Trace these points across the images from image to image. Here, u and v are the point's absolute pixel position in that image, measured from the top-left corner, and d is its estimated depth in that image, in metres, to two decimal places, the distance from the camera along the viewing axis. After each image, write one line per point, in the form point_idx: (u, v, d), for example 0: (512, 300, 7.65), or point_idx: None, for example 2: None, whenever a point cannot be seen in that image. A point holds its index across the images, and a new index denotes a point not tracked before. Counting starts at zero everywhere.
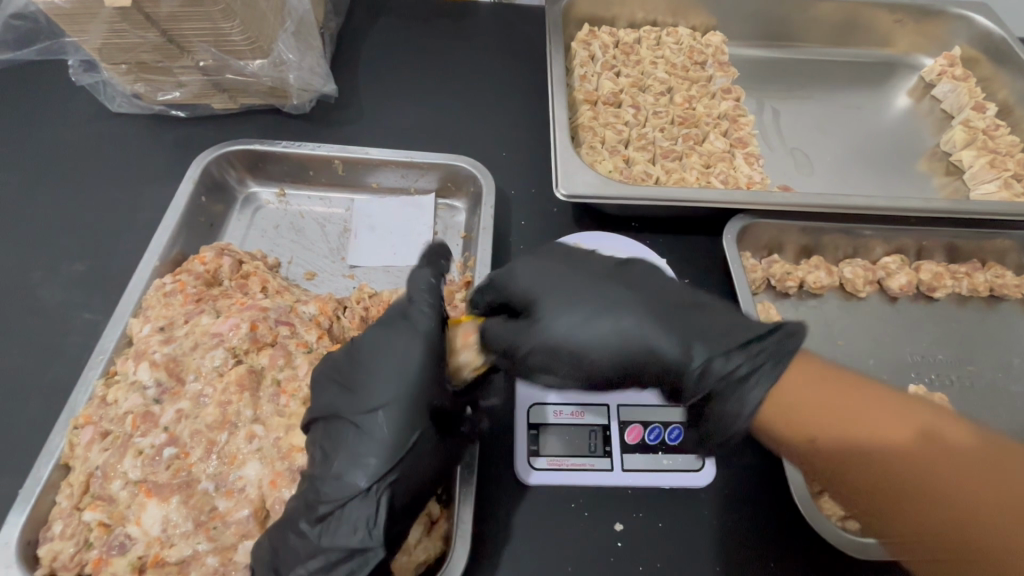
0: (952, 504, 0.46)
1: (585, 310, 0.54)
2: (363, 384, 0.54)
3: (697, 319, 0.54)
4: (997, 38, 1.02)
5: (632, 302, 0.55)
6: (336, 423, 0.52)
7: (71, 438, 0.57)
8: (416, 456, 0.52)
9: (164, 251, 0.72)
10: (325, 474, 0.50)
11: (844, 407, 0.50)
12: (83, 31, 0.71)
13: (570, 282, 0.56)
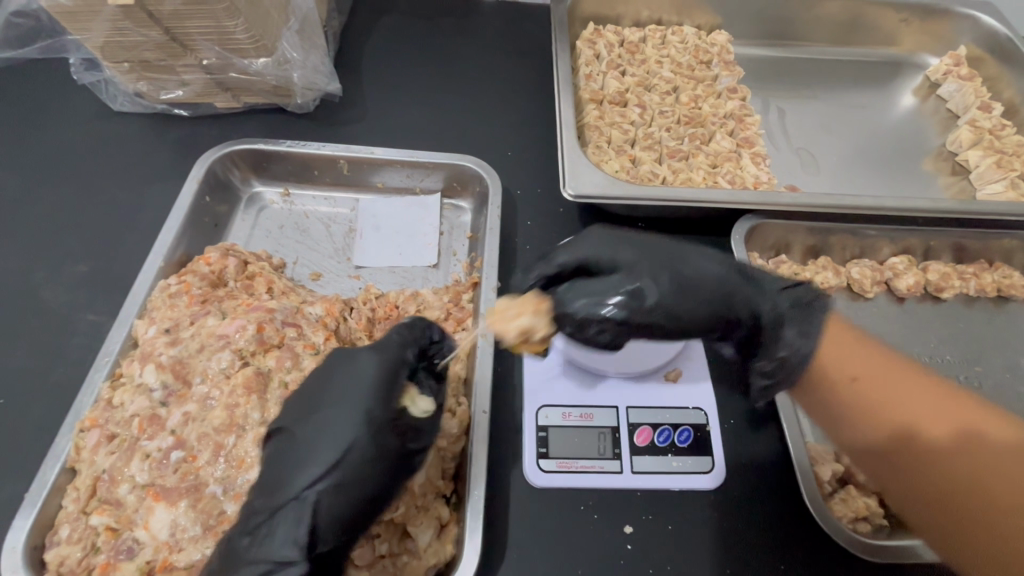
0: (986, 488, 0.46)
1: (665, 259, 0.57)
2: (318, 397, 0.52)
3: (754, 272, 0.61)
4: (1003, 37, 1.02)
5: (705, 256, 0.59)
6: (292, 418, 0.52)
7: (77, 441, 0.56)
8: (347, 469, 0.48)
9: (169, 252, 0.71)
10: (274, 466, 0.50)
11: (884, 392, 0.51)
12: (86, 29, 0.71)
13: (645, 242, 0.59)
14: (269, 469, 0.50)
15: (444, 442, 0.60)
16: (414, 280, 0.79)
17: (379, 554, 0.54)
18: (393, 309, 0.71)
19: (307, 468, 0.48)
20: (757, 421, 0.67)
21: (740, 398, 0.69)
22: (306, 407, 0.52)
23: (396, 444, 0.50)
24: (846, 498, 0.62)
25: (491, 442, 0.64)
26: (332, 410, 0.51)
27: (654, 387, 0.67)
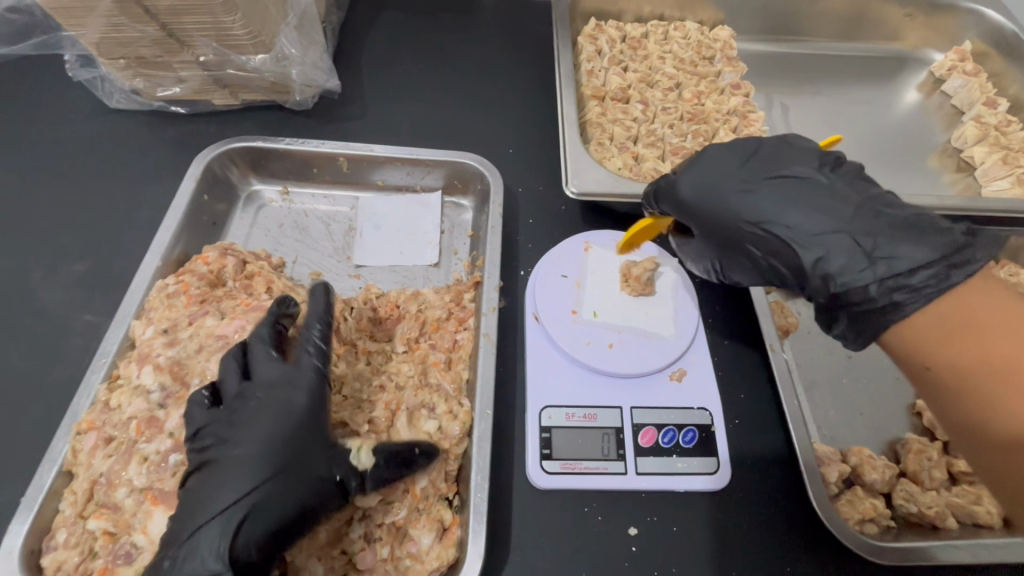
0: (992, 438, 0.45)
1: (774, 194, 0.58)
2: (238, 417, 0.51)
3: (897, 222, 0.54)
4: (1009, 32, 1.01)
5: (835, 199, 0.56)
6: (212, 428, 0.51)
7: (73, 444, 0.55)
8: (271, 481, 0.48)
9: (166, 251, 0.70)
10: (193, 479, 0.49)
11: (956, 340, 0.47)
12: (81, 25, 0.69)
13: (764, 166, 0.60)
14: (190, 479, 0.49)
15: (445, 444, 0.58)
16: (415, 279, 0.78)
17: (381, 557, 0.53)
18: (394, 308, 0.70)
19: (227, 489, 0.47)
20: (762, 421, 0.67)
21: (745, 398, 0.68)
22: (223, 421, 0.51)
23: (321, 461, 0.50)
24: (852, 499, 0.61)
25: (494, 443, 0.63)
26: (251, 433, 0.50)
27: (658, 387, 0.66)
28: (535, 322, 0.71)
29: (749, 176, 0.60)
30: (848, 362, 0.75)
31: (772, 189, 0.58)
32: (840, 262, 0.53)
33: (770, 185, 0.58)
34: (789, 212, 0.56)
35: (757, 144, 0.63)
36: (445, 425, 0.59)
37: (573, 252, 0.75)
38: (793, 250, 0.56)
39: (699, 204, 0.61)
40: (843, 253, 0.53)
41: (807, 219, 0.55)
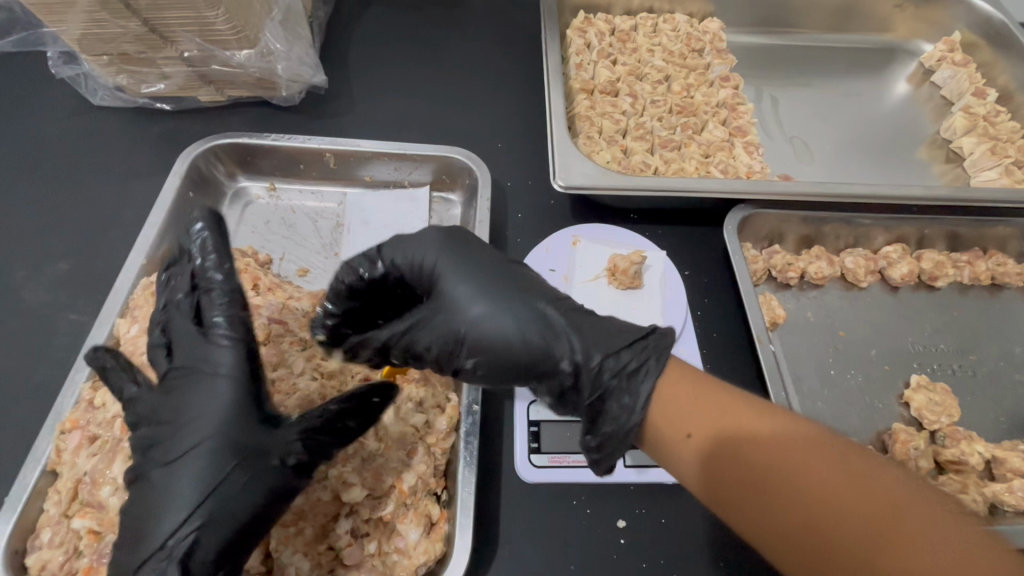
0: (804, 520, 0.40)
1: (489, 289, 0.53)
2: (184, 413, 0.47)
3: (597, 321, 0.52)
4: (998, 23, 1.01)
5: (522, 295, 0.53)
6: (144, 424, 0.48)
7: (57, 444, 0.55)
8: (228, 482, 0.44)
9: (151, 249, 0.69)
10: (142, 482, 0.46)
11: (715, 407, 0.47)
12: (62, 21, 0.69)
13: (478, 257, 0.55)
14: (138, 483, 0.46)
15: (432, 438, 0.59)
16: None
17: (369, 552, 0.54)
18: None
19: (181, 504, 0.44)
20: None
21: None
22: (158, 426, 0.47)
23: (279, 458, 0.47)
24: None
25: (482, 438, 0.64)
26: (197, 439, 0.45)
27: None
28: None
29: (472, 274, 0.54)
30: (835, 353, 0.75)
31: (494, 292, 0.53)
32: (566, 343, 0.51)
33: (508, 278, 0.54)
34: (497, 317, 0.52)
35: (460, 237, 0.57)
36: (432, 420, 0.60)
37: (562, 246, 0.75)
38: (515, 342, 0.51)
39: (449, 285, 0.53)
40: (588, 345, 0.50)
41: (527, 311, 0.52)
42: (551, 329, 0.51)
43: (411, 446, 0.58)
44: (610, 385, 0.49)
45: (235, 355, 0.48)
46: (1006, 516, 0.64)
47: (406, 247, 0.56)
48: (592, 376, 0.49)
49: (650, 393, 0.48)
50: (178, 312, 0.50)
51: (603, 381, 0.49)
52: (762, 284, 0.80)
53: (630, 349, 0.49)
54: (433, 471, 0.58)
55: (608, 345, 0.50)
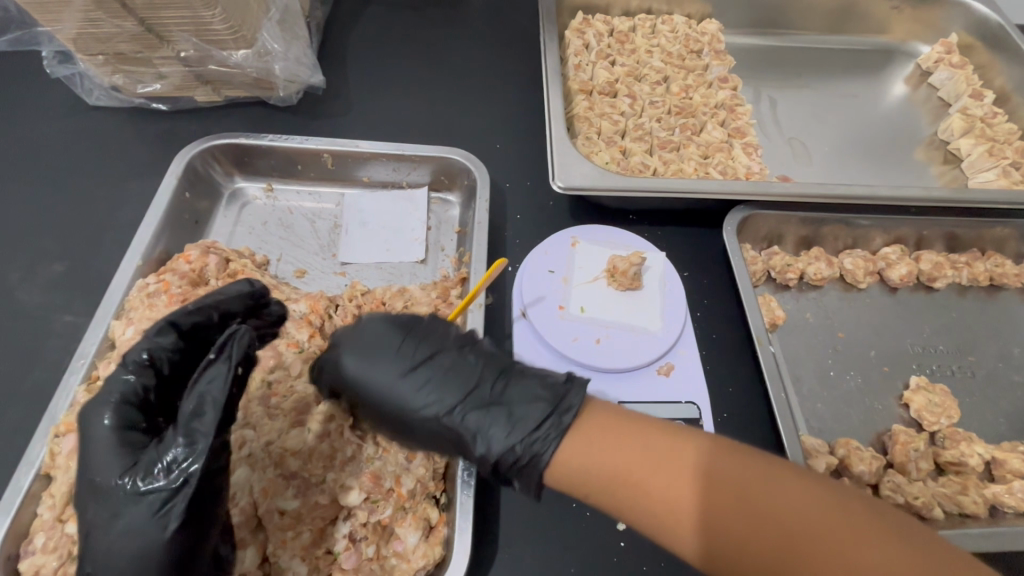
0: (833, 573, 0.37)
1: (410, 378, 0.52)
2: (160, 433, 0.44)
3: (509, 392, 0.51)
4: (994, 25, 1.01)
5: (430, 376, 0.52)
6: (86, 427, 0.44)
7: (52, 447, 0.54)
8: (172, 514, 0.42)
9: (146, 251, 0.69)
10: (88, 483, 0.43)
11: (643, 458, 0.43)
12: (57, 20, 0.68)
13: (384, 355, 0.53)
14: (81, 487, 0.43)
15: None
16: (402, 276, 0.77)
17: (367, 557, 0.53)
18: (380, 305, 0.69)
19: (141, 530, 0.41)
20: (752, 415, 0.66)
21: (733, 391, 0.68)
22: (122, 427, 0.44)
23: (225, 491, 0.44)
24: None
25: None
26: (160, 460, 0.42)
27: (647, 382, 0.66)
28: (522, 318, 0.70)
29: (393, 359, 0.53)
30: (835, 354, 0.75)
31: (421, 381, 0.52)
32: (490, 425, 0.49)
33: (445, 365, 0.53)
34: (427, 399, 0.51)
35: (376, 325, 0.55)
36: None
37: (561, 247, 0.75)
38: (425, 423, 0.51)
39: (366, 395, 0.53)
40: (501, 429, 0.48)
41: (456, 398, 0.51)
42: (463, 408, 0.50)
43: (411, 450, 0.57)
44: (520, 466, 0.47)
45: (225, 380, 0.45)
46: (1006, 517, 0.63)
47: (351, 338, 0.54)
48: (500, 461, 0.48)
49: (549, 461, 0.46)
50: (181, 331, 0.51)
51: (511, 463, 0.48)
52: (762, 285, 0.80)
53: (550, 420, 0.48)
54: (432, 474, 0.57)
55: (517, 425, 0.48)
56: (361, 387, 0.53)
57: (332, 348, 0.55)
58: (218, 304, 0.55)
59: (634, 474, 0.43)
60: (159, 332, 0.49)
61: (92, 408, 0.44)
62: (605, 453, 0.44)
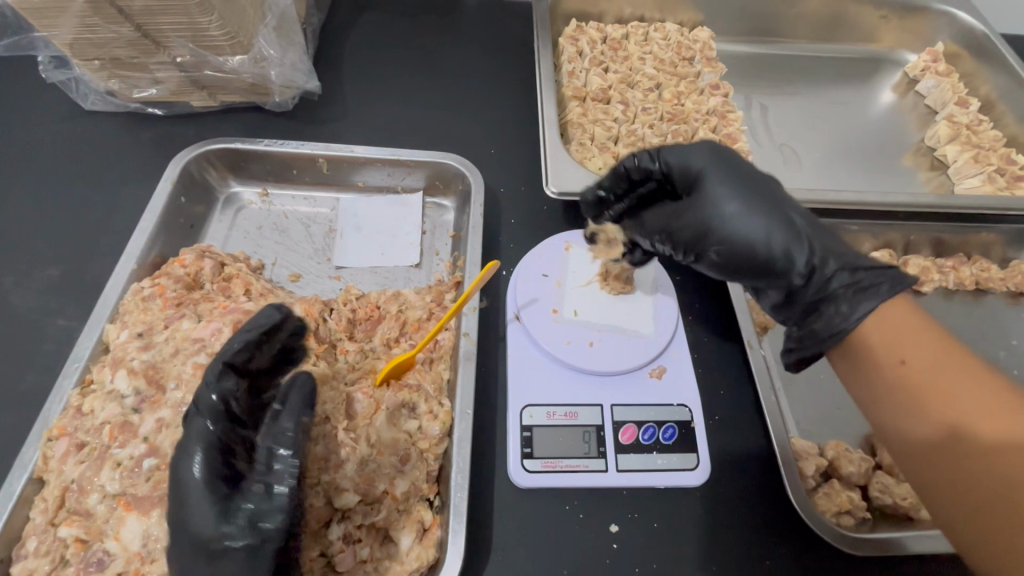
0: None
1: (754, 204, 0.56)
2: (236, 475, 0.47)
3: (770, 193, 0.58)
4: (979, 34, 1.03)
5: (751, 199, 0.57)
6: (180, 485, 0.45)
7: (44, 451, 0.54)
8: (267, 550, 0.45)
9: (141, 255, 0.69)
10: (184, 543, 0.44)
11: (926, 391, 0.49)
12: (53, 25, 0.68)
13: (739, 174, 0.59)
14: (179, 546, 0.44)
15: (425, 444, 0.59)
16: (397, 280, 0.77)
17: (361, 559, 0.53)
18: (374, 309, 0.70)
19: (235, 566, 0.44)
20: (742, 418, 0.67)
21: (724, 394, 0.69)
22: (220, 481, 0.46)
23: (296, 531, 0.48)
24: (829, 492, 0.62)
25: (475, 443, 0.63)
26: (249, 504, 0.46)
27: (639, 385, 0.67)
28: (516, 321, 0.71)
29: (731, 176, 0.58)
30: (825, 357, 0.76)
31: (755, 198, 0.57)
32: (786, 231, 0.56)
33: (763, 193, 0.58)
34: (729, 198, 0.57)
35: (718, 148, 0.61)
36: (425, 426, 0.59)
37: (555, 251, 0.75)
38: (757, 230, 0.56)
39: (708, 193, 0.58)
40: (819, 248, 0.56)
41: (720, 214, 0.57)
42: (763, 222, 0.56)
43: (405, 452, 0.57)
44: (841, 292, 0.55)
45: (296, 426, 0.51)
46: None
47: (684, 153, 0.61)
48: (822, 284, 0.56)
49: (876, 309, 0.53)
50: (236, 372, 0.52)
51: (833, 289, 0.55)
52: None
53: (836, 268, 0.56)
54: (426, 476, 0.58)
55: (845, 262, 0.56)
56: (704, 195, 0.58)
57: (684, 147, 0.61)
58: (254, 345, 0.53)
59: (896, 385, 0.51)
60: (221, 376, 0.50)
61: (184, 470, 0.45)
62: (894, 353, 0.51)
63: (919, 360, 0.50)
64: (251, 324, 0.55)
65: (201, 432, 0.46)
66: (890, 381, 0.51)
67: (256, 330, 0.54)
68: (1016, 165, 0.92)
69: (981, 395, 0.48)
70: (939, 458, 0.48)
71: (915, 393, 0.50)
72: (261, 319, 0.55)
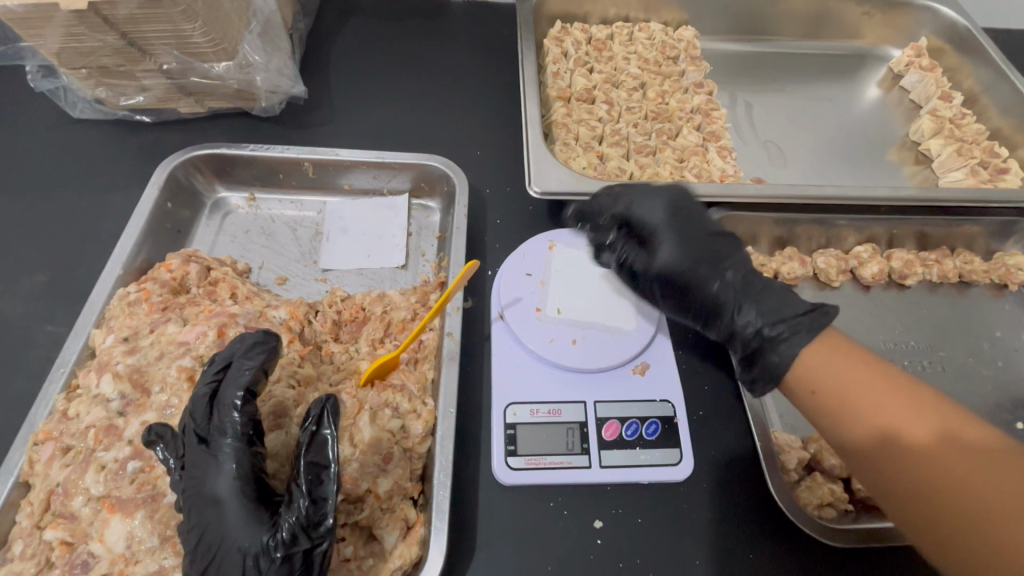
0: (980, 492, 0.45)
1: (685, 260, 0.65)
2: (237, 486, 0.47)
3: (710, 248, 0.66)
4: (961, 28, 1.04)
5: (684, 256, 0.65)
6: (209, 501, 0.46)
7: (30, 455, 0.55)
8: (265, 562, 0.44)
9: (128, 259, 0.70)
10: (221, 559, 0.45)
11: (863, 411, 0.51)
12: (40, 35, 0.69)
13: (677, 234, 0.66)
14: (213, 564, 0.45)
15: (408, 442, 0.59)
16: (383, 281, 0.78)
17: (344, 557, 0.53)
18: (360, 311, 0.71)
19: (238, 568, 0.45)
20: (725, 413, 0.68)
21: (708, 389, 0.69)
22: (253, 499, 0.47)
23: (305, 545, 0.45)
24: (811, 485, 0.62)
25: (460, 442, 0.64)
26: (247, 514, 0.46)
27: (622, 381, 0.67)
28: (500, 321, 0.71)
29: (686, 233, 0.66)
30: None
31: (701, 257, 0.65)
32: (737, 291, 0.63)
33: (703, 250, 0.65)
34: (672, 257, 0.66)
35: (670, 205, 0.68)
36: (408, 424, 0.60)
37: (538, 251, 0.76)
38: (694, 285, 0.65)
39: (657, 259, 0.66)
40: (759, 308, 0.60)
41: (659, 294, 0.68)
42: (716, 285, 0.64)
43: (388, 452, 0.58)
44: (773, 342, 0.58)
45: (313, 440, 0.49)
46: None
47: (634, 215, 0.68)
48: (756, 335, 0.59)
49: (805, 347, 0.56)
50: (237, 386, 0.50)
51: (766, 338, 0.58)
52: None
53: (790, 314, 0.58)
54: (409, 475, 0.58)
55: (778, 310, 0.59)
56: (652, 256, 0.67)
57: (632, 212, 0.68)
58: (265, 367, 0.51)
59: (839, 408, 0.53)
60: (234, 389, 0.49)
61: (209, 487, 0.47)
62: (833, 371, 0.54)
63: (861, 385, 0.52)
64: (254, 348, 0.52)
65: (222, 455, 0.48)
66: (838, 412, 0.53)
67: (257, 351, 0.51)
68: (999, 158, 0.92)
69: (907, 411, 0.50)
70: (899, 473, 0.49)
71: (852, 415, 0.52)
72: (264, 342, 0.52)
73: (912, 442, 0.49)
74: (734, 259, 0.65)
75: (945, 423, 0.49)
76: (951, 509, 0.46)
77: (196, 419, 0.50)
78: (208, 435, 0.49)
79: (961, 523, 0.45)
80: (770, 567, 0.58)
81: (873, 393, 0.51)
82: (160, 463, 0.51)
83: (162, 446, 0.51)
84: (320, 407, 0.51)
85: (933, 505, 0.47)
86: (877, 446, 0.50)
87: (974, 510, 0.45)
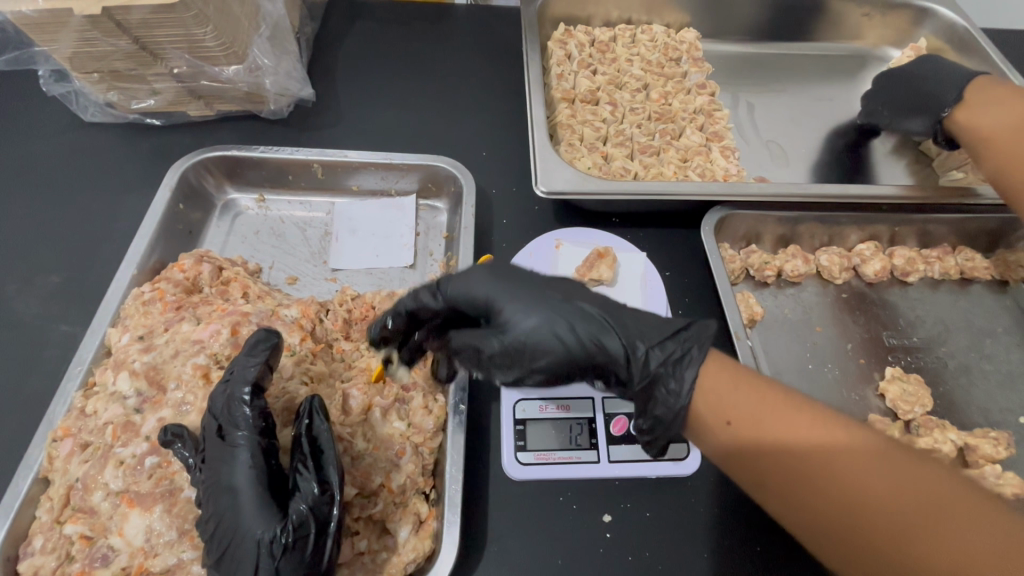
0: (877, 506, 0.43)
1: None
2: (249, 478, 0.49)
3: None
4: (960, 29, 1.05)
5: None
6: (226, 490, 0.48)
7: (49, 452, 0.56)
8: (280, 548, 0.46)
9: (142, 260, 0.71)
10: (236, 547, 0.46)
11: (763, 421, 0.49)
12: (53, 40, 0.70)
13: None
14: (227, 552, 0.47)
15: (419, 438, 0.60)
16: (391, 281, 0.79)
17: (359, 551, 0.54)
18: (370, 309, 0.71)
19: (256, 555, 0.46)
20: None
21: None
22: (266, 489, 0.49)
23: (315, 531, 0.47)
24: None
25: (470, 438, 0.65)
26: (260, 502, 0.48)
27: None
28: None
29: None
30: (811, 347, 0.78)
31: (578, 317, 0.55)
32: (615, 337, 0.54)
33: None
34: None
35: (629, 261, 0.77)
36: (419, 420, 0.61)
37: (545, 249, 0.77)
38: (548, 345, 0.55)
39: None
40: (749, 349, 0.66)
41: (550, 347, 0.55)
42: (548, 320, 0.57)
43: (400, 448, 0.59)
44: None
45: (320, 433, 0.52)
46: None
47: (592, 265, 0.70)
48: None
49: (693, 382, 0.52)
50: (244, 383, 0.52)
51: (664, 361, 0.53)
52: (741, 283, 0.83)
53: None
54: (421, 470, 0.59)
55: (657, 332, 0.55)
56: None
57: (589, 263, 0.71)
58: (268, 363, 0.54)
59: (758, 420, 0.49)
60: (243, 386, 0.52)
61: (227, 477, 0.49)
62: (723, 381, 0.51)
63: (742, 401, 0.50)
64: (257, 344, 0.55)
65: (238, 446, 0.50)
66: (747, 405, 0.50)
67: (264, 350, 0.54)
68: None
69: (798, 428, 0.47)
70: (787, 458, 0.47)
71: (748, 422, 0.49)
72: (266, 339, 0.55)
73: (803, 421, 0.48)
74: (581, 307, 0.56)
75: (838, 439, 0.46)
76: (845, 512, 0.44)
77: (214, 413, 0.52)
78: (224, 429, 0.51)
79: (840, 515, 0.44)
80: (777, 559, 0.59)
81: (759, 404, 0.49)
82: (179, 459, 0.52)
83: (180, 444, 0.52)
84: (309, 406, 0.54)
85: (735, 452, 0.50)
86: (782, 450, 0.47)
87: (851, 496, 0.44)
